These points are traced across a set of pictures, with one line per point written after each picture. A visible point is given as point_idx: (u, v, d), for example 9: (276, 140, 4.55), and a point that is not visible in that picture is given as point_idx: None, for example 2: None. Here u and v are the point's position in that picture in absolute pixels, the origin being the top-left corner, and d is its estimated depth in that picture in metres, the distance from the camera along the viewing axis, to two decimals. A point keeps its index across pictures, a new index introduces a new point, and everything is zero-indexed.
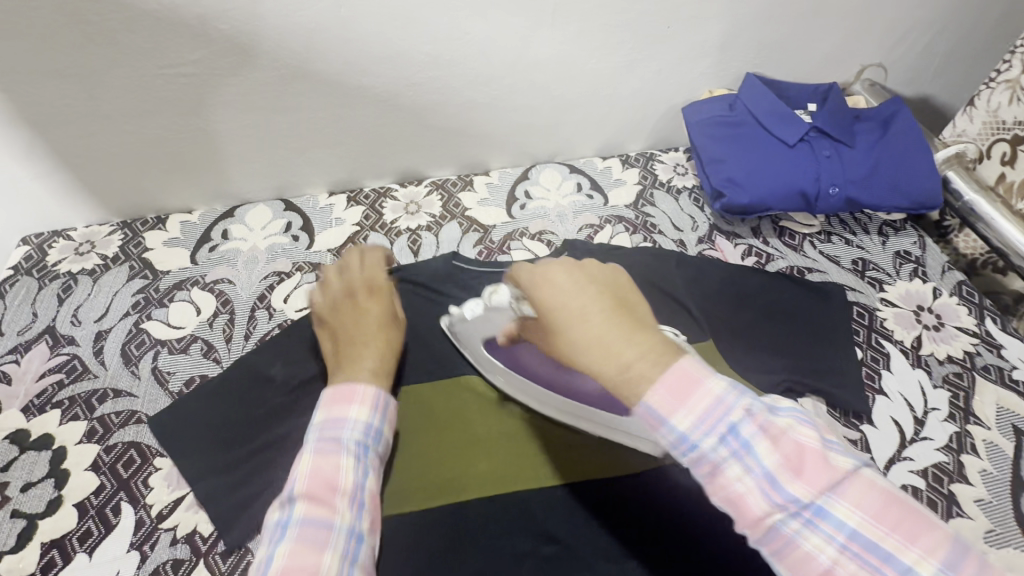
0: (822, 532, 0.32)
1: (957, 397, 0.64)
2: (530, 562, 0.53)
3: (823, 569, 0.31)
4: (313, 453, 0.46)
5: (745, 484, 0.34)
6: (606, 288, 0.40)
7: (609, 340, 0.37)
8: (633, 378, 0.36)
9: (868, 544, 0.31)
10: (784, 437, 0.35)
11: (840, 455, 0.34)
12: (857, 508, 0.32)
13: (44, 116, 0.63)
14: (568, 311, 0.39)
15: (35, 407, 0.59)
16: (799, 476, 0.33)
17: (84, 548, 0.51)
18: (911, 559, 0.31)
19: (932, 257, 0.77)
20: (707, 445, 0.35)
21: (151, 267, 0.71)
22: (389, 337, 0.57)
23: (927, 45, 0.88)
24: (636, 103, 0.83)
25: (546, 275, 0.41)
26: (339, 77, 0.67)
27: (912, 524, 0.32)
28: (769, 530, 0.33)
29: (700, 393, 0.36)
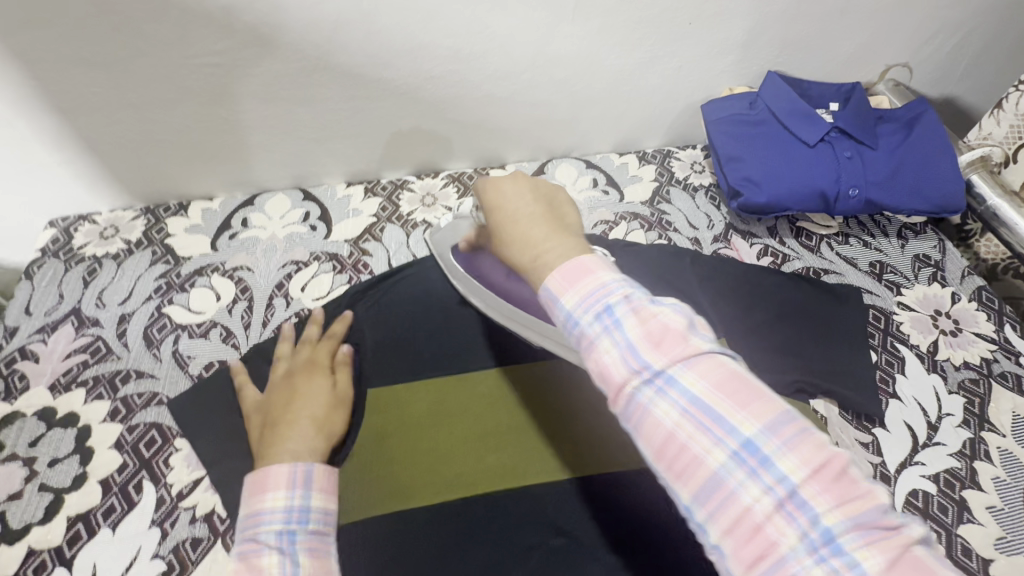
0: (670, 400, 0.32)
1: (972, 403, 0.64)
2: (539, 554, 0.54)
3: (666, 433, 0.31)
4: (235, 559, 0.44)
5: (610, 355, 0.34)
6: (544, 198, 0.44)
7: (528, 234, 0.40)
8: (539, 264, 0.38)
9: (707, 410, 0.31)
10: (653, 316, 0.34)
11: (700, 336, 0.34)
12: (706, 380, 0.32)
13: (72, 103, 0.64)
14: (501, 210, 0.43)
15: (61, 385, 0.61)
16: (657, 347, 0.33)
17: (108, 524, 0.52)
18: (747, 425, 0.30)
19: (951, 262, 0.76)
20: (585, 322, 0.35)
21: (172, 252, 0.72)
22: (321, 418, 0.55)
23: (954, 46, 0.86)
24: (654, 99, 0.82)
25: (494, 182, 0.45)
26: (361, 70, 0.68)
27: (756, 399, 0.31)
28: (627, 401, 0.33)
29: (588, 275, 0.36)
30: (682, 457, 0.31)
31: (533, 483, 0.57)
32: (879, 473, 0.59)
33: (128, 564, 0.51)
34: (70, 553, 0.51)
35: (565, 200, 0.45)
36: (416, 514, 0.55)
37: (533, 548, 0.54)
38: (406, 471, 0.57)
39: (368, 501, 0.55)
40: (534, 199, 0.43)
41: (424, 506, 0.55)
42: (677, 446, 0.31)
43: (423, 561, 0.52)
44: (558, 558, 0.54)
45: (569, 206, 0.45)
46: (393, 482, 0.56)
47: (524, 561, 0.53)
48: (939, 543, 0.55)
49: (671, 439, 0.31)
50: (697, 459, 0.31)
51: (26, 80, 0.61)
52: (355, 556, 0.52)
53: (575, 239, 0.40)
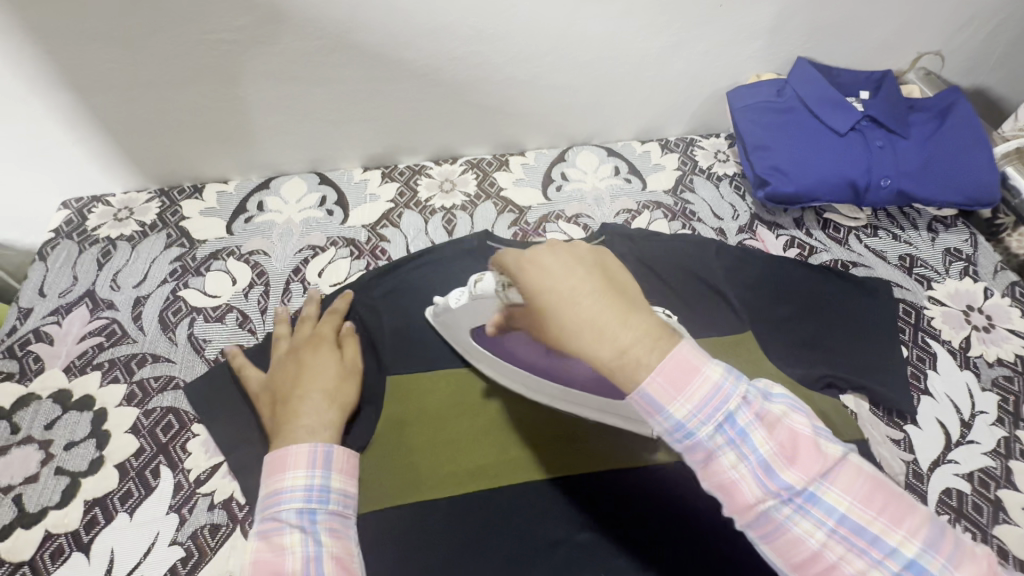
0: (813, 519, 0.34)
1: (1006, 401, 0.62)
2: (564, 547, 0.53)
3: (811, 551, 0.34)
4: (256, 537, 0.43)
5: (741, 471, 0.35)
6: (595, 268, 0.38)
7: (601, 322, 0.35)
8: (630, 361, 0.35)
9: (855, 527, 0.33)
10: (780, 426, 0.36)
11: (830, 443, 0.36)
12: (845, 493, 0.34)
13: (87, 80, 0.63)
14: (555, 294, 0.36)
15: (76, 367, 0.60)
16: (793, 464, 0.35)
17: (125, 509, 0.51)
18: (895, 538, 0.33)
19: (983, 256, 0.74)
20: (707, 436, 0.36)
21: (187, 235, 0.71)
22: (333, 389, 0.54)
23: (990, 34, 0.83)
24: (680, 85, 0.80)
25: (534, 258, 0.38)
26: (382, 50, 0.66)
27: (895, 507, 0.34)
28: (763, 518, 0.35)
29: (703, 382, 0.36)
30: (832, 573, 0.33)
31: (556, 475, 0.56)
32: (911, 471, 0.57)
33: (147, 550, 0.50)
34: (87, 538, 0.50)
35: (610, 260, 0.40)
36: (438, 504, 0.53)
37: (557, 540, 0.53)
38: (427, 459, 0.56)
39: (390, 489, 0.54)
40: (584, 270, 0.37)
41: (447, 495, 0.54)
42: (827, 564, 0.33)
43: (448, 553, 0.51)
44: (583, 552, 0.53)
45: (617, 266, 0.40)
46: (415, 470, 0.55)
47: (548, 554, 0.52)
48: None
49: (817, 557, 0.33)
50: (848, 575, 0.33)
51: (39, 55, 0.59)
52: (378, 544, 0.51)
53: (649, 319, 0.37)
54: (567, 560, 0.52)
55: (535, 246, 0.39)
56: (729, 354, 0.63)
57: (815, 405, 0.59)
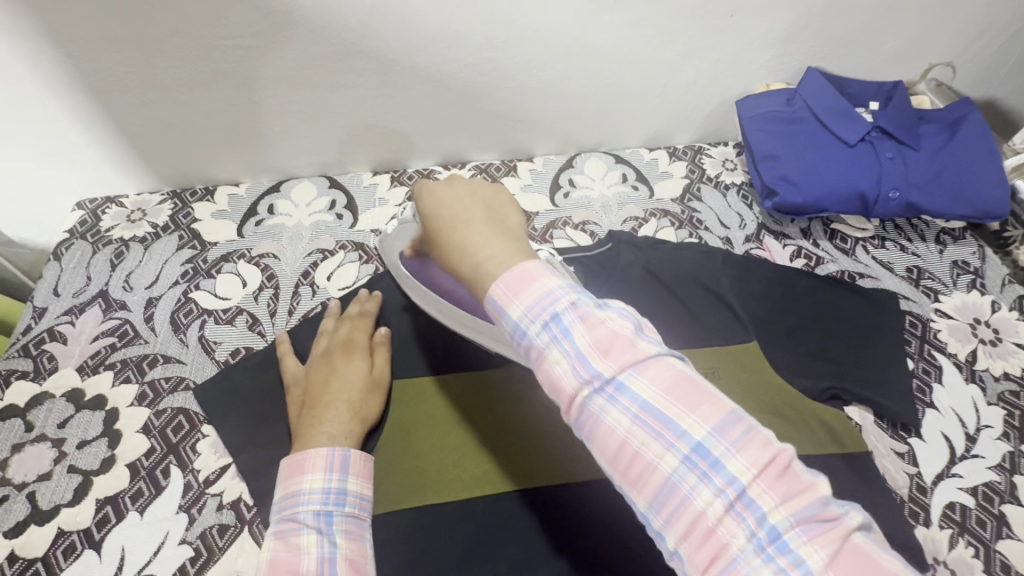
0: (621, 407, 0.33)
1: (1012, 416, 0.62)
2: (567, 555, 0.53)
3: (618, 440, 0.33)
4: (273, 536, 0.45)
5: (562, 365, 0.35)
6: (484, 203, 0.43)
7: (468, 239, 0.40)
8: (481, 272, 0.38)
9: (657, 414, 0.33)
10: (601, 324, 0.35)
11: (648, 342, 0.35)
12: (653, 384, 0.34)
13: (104, 84, 0.64)
14: (440, 217, 0.42)
15: (89, 367, 0.61)
16: (606, 356, 0.34)
17: (136, 508, 0.52)
18: (694, 427, 0.32)
19: (991, 269, 0.74)
20: (533, 333, 0.35)
21: (199, 237, 0.72)
22: (358, 401, 0.55)
23: (1003, 46, 0.83)
24: (690, 93, 0.80)
25: (430, 189, 0.45)
26: (395, 55, 0.67)
27: (703, 401, 0.33)
28: (581, 410, 0.34)
29: (534, 284, 0.36)
30: (636, 462, 0.33)
31: (560, 482, 0.56)
32: (915, 484, 0.57)
33: (156, 549, 0.51)
34: (99, 535, 0.51)
35: (507, 201, 0.45)
36: (443, 509, 0.54)
37: (560, 547, 0.53)
38: (432, 465, 0.56)
39: (395, 494, 0.54)
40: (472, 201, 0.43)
41: (452, 501, 0.54)
42: (631, 452, 0.33)
43: (451, 558, 0.52)
44: (585, 560, 0.53)
45: (512, 206, 0.45)
46: (419, 475, 0.55)
47: (550, 561, 0.52)
48: (977, 558, 0.54)
49: (625, 447, 0.33)
50: (650, 465, 0.33)
51: (58, 58, 0.60)
52: (383, 549, 0.52)
53: (513, 242, 0.40)
54: (569, 568, 0.52)
55: (439, 181, 0.45)
56: (733, 364, 0.63)
57: (819, 416, 0.60)
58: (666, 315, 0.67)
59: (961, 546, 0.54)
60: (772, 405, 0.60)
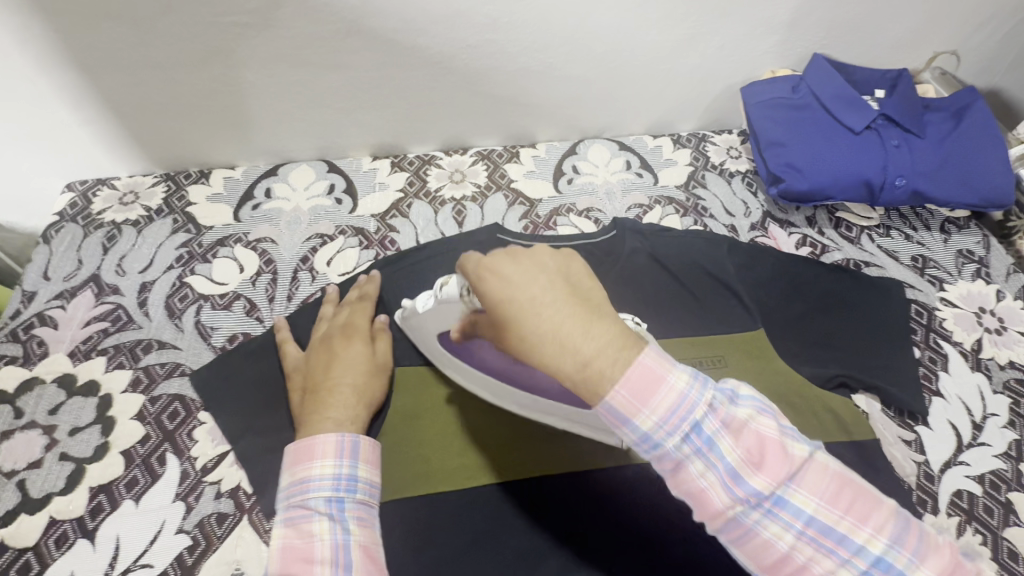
0: (783, 522, 0.34)
1: (1017, 404, 0.62)
2: (573, 544, 0.52)
3: (780, 554, 0.34)
4: (283, 524, 0.44)
5: (709, 479, 0.35)
6: (562, 278, 0.38)
7: (564, 335, 0.35)
8: (592, 374, 0.36)
9: (823, 528, 0.34)
10: (745, 433, 0.36)
11: (796, 444, 0.36)
12: (814, 494, 0.35)
13: (94, 60, 0.62)
14: (516, 308, 0.36)
15: (81, 352, 0.59)
16: (760, 470, 0.35)
17: (131, 496, 0.51)
18: (864, 538, 0.33)
19: (996, 259, 0.74)
20: (674, 445, 0.36)
21: (194, 221, 0.70)
22: (362, 385, 0.54)
23: (1008, 35, 0.83)
24: (695, 79, 0.79)
25: (493, 269, 0.38)
26: (396, 35, 0.65)
27: (867, 507, 0.34)
28: (734, 522, 0.35)
29: (668, 395, 0.36)
30: (805, 575, 0.34)
31: (566, 470, 0.55)
32: (923, 472, 0.57)
33: (152, 538, 0.49)
34: (93, 524, 0.49)
35: (579, 267, 0.39)
36: (449, 497, 0.53)
37: (568, 536, 0.52)
38: (437, 453, 0.55)
39: (399, 481, 0.53)
40: (546, 278, 0.37)
41: (456, 488, 0.53)
42: (797, 565, 0.34)
43: (455, 548, 0.51)
44: (592, 549, 0.52)
45: (586, 273, 0.39)
46: (424, 462, 0.54)
47: (556, 550, 0.52)
48: (985, 545, 0.53)
49: (789, 558, 0.34)
50: None
51: (45, 32, 0.58)
52: (386, 538, 0.51)
53: (612, 329, 0.37)
54: (576, 556, 0.51)
55: (497, 254, 0.39)
56: (740, 352, 0.62)
57: (826, 404, 0.59)
58: (673, 303, 0.66)
59: (968, 534, 0.54)
60: (779, 393, 0.60)
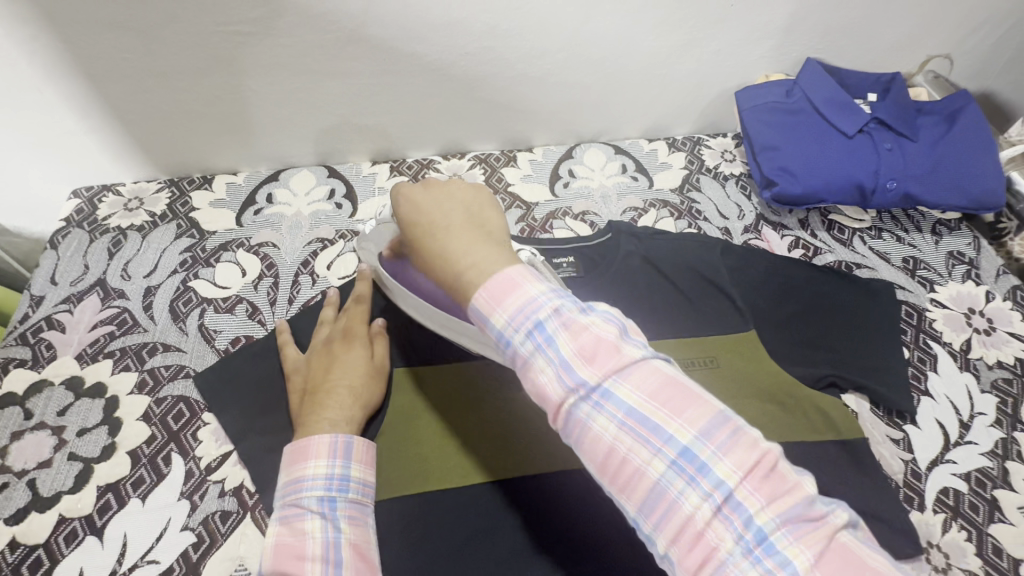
0: (607, 413, 0.34)
1: (1004, 403, 0.63)
2: (567, 541, 0.53)
3: (605, 445, 0.34)
4: (277, 522, 0.46)
5: (546, 373, 0.36)
6: (464, 208, 0.45)
7: (448, 245, 0.41)
8: (465, 280, 0.39)
9: (642, 419, 0.34)
10: (584, 331, 0.36)
11: (632, 347, 0.36)
12: (638, 390, 0.35)
13: (101, 70, 0.63)
14: (418, 223, 0.44)
15: (88, 355, 0.61)
16: (590, 364, 0.35)
17: (137, 495, 0.52)
18: (680, 432, 0.34)
19: (986, 260, 0.75)
20: (518, 341, 0.37)
21: (197, 226, 0.72)
22: (359, 387, 0.55)
23: (1000, 38, 0.83)
24: (690, 84, 0.80)
25: (407, 194, 0.46)
26: (394, 43, 0.66)
27: (688, 406, 0.34)
28: (568, 415, 0.35)
29: (518, 293, 0.37)
30: (625, 467, 0.34)
31: (561, 468, 0.56)
32: (910, 470, 0.58)
33: (158, 535, 0.51)
34: (101, 522, 0.51)
35: (487, 204, 0.46)
36: (447, 495, 0.54)
37: (563, 532, 0.54)
38: (433, 452, 0.56)
39: (396, 480, 0.54)
40: (450, 206, 0.45)
41: (453, 487, 0.55)
42: (620, 458, 0.34)
43: (451, 546, 0.52)
44: (585, 546, 0.53)
45: (491, 209, 0.46)
46: (420, 461, 0.56)
47: (551, 547, 0.53)
48: (970, 541, 0.55)
49: (613, 451, 0.34)
50: (639, 469, 0.34)
51: (53, 43, 0.60)
52: (385, 536, 0.52)
53: (499, 249, 0.41)
54: (570, 553, 0.53)
55: (415, 186, 0.47)
56: (731, 353, 0.63)
57: (817, 404, 0.60)
58: (666, 305, 0.67)
59: (954, 530, 0.55)
60: (769, 393, 0.61)
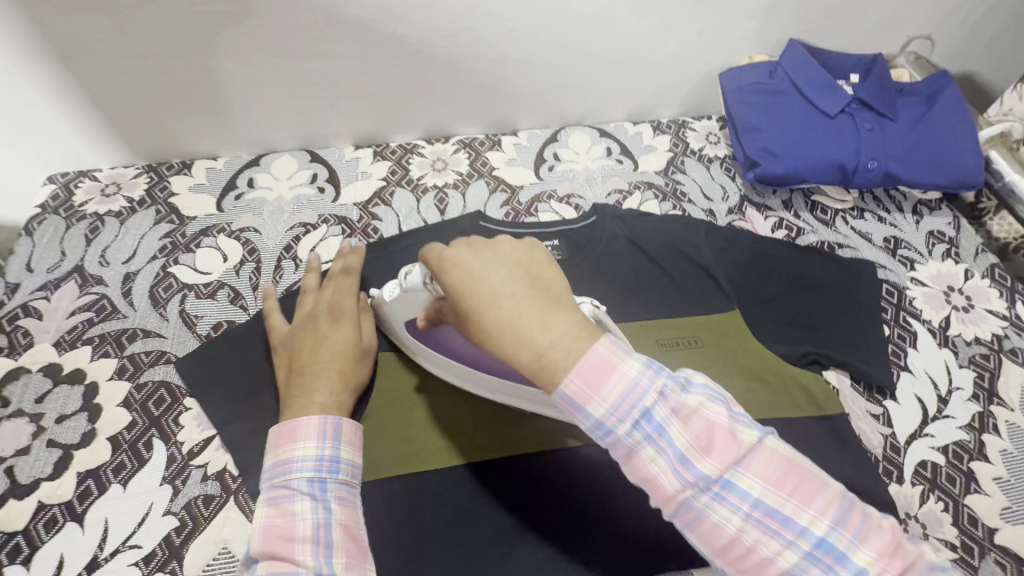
0: (731, 505, 0.33)
1: (982, 377, 0.64)
2: (552, 520, 0.54)
3: (729, 537, 0.33)
4: (265, 503, 0.45)
5: (659, 464, 0.34)
6: (522, 267, 0.38)
7: (522, 326, 0.35)
8: (547, 364, 0.35)
9: (769, 510, 0.33)
10: (694, 417, 0.35)
11: (747, 428, 0.35)
12: (762, 478, 0.34)
13: (71, 51, 0.61)
14: (475, 298, 0.37)
15: (66, 342, 0.60)
16: (708, 454, 0.34)
17: (118, 480, 0.52)
18: (812, 522, 0.33)
19: (965, 238, 0.76)
20: (623, 431, 0.35)
21: (177, 211, 0.71)
22: (348, 370, 0.55)
23: (980, 19, 0.84)
24: (674, 66, 0.80)
25: (453, 257, 0.39)
26: (374, 23, 0.65)
27: (811, 489, 0.34)
28: (682, 506, 0.34)
29: (617, 378, 0.35)
30: (751, 558, 0.33)
31: (547, 445, 0.57)
32: (889, 444, 0.59)
33: (140, 520, 0.50)
34: (81, 508, 0.50)
35: (541, 251, 0.39)
36: (433, 475, 0.54)
37: (549, 510, 0.54)
38: (420, 433, 0.56)
39: (381, 462, 0.54)
40: (510, 273, 0.37)
41: (438, 468, 0.55)
42: (744, 549, 0.33)
43: (436, 526, 0.52)
44: (570, 524, 0.53)
45: (547, 258, 0.39)
46: (407, 443, 0.56)
47: (536, 525, 0.53)
48: (946, 512, 0.56)
49: (735, 542, 0.33)
50: (767, 560, 0.33)
51: (22, 23, 0.58)
52: (370, 517, 0.52)
53: (574, 318, 0.37)
54: (556, 531, 0.53)
55: (458, 245, 0.39)
56: (714, 332, 0.64)
57: (799, 381, 0.61)
58: (651, 286, 0.67)
59: (931, 501, 0.56)
60: (752, 370, 0.61)
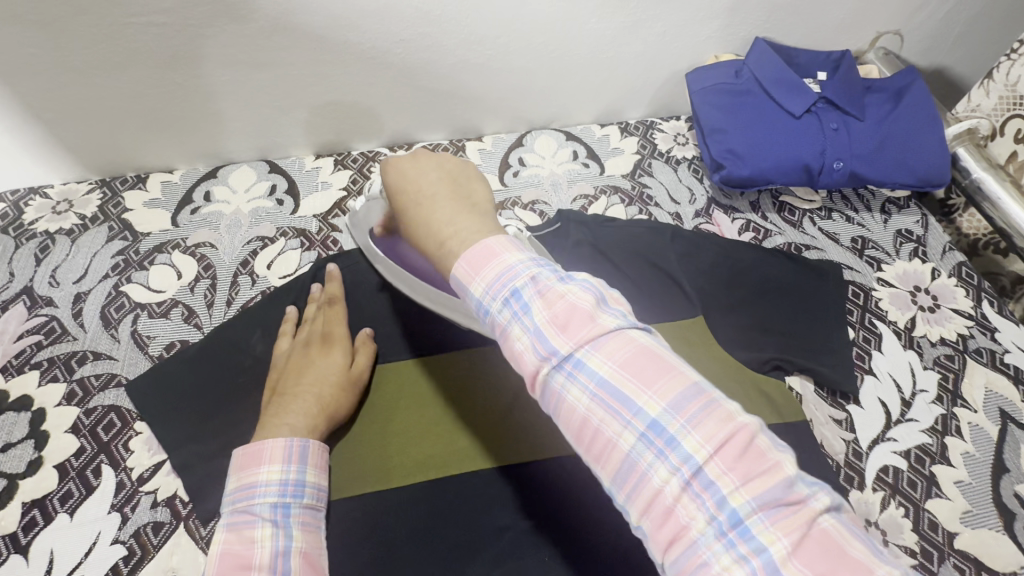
0: (580, 384, 0.33)
1: (946, 379, 0.63)
2: (509, 536, 0.53)
3: (577, 415, 0.33)
4: (224, 529, 0.45)
5: (522, 342, 0.35)
6: (451, 179, 0.42)
7: (431, 218, 0.40)
8: (445, 251, 0.38)
9: (612, 389, 0.33)
10: (559, 300, 0.35)
11: (609, 316, 0.34)
12: (610, 360, 0.33)
13: (10, 66, 0.59)
14: (405, 197, 0.42)
15: (13, 367, 0.59)
16: (563, 332, 0.34)
17: (65, 509, 0.51)
18: (651, 404, 0.32)
19: (933, 237, 0.75)
20: (495, 310, 0.36)
21: (131, 228, 0.69)
22: (328, 395, 0.54)
23: (948, 13, 0.83)
24: (637, 67, 0.78)
25: (396, 167, 0.43)
26: (324, 32, 0.64)
27: (661, 376, 0.33)
28: (543, 385, 0.35)
29: (495, 262, 0.36)
30: (598, 436, 0.33)
31: (513, 462, 0.56)
32: (851, 450, 0.59)
33: (87, 550, 0.49)
34: (26, 540, 0.50)
35: (474, 175, 0.44)
36: (391, 495, 0.53)
37: (504, 530, 0.53)
38: (385, 449, 0.55)
39: (333, 483, 0.53)
40: (438, 180, 0.42)
41: (389, 488, 0.54)
42: (594, 428, 0.33)
43: (387, 549, 0.51)
44: (527, 540, 0.52)
45: (479, 182, 0.44)
46: (361, 462, 0.55)
47: (493, 544, 0.52)
48: (907, 518, 0.55)
49: (586, 422, 0.33)
50: (611, 441, 0.33)
51: None
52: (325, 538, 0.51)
53: (483, 220, 0.40)
54: (511, 552, 0.52)
55: (403, 156, 0.44)
56: (677, 339, 0.63)
57: (761, 387, 0.61)
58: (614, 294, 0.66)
59: (892, 507, 0.56)
60: (713, 378, 0.61)
